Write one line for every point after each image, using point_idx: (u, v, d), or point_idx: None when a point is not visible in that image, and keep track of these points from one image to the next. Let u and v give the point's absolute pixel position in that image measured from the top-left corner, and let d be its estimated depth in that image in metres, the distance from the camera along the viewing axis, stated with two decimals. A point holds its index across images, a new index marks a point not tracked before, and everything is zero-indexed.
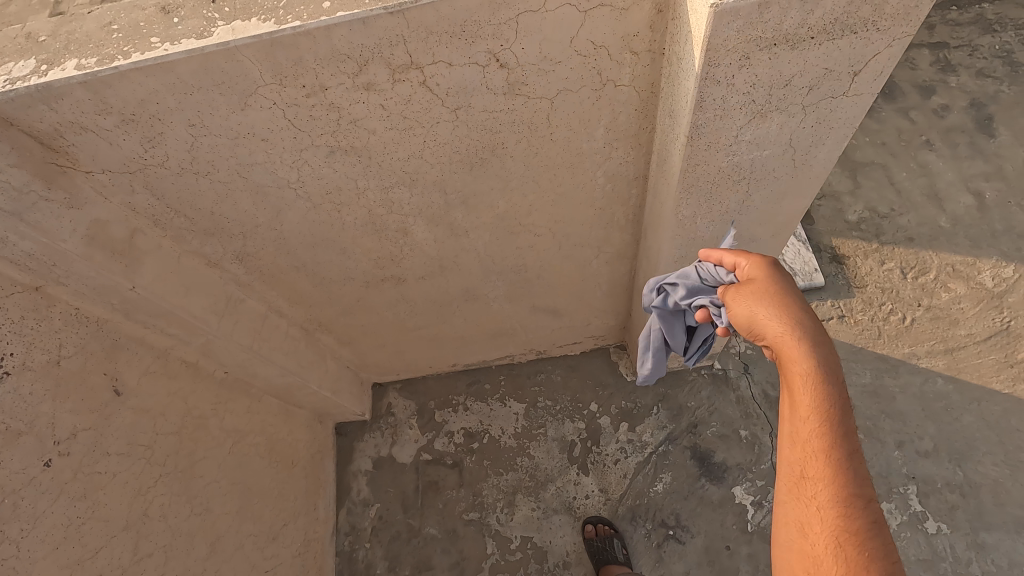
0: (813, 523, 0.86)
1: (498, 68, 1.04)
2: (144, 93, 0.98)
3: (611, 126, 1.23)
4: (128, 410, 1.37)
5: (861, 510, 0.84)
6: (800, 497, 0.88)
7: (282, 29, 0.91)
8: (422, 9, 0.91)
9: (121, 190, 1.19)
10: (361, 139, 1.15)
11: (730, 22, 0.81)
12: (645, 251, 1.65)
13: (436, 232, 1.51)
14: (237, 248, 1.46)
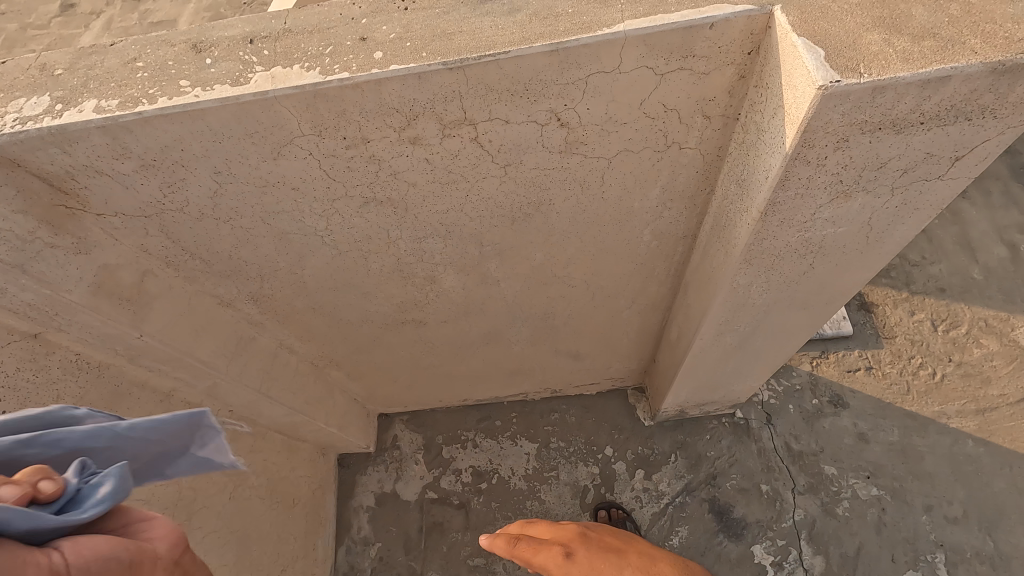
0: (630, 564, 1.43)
1: (558, 127, 0.95)
2: (169, 140, 0.88)
3: (667, 186, 1.13)
4: None
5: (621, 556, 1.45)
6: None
7: (328, 80, 0.82)
8: (486, 67, 0.82)
9: (133, 233, 1.09)
10: (400, 191, 1.06)
11: (837, 105, 0.73)
12: (683, 307, 1.55)
13: (466, 280, 1.40)
14: (253, 289, 1.35)
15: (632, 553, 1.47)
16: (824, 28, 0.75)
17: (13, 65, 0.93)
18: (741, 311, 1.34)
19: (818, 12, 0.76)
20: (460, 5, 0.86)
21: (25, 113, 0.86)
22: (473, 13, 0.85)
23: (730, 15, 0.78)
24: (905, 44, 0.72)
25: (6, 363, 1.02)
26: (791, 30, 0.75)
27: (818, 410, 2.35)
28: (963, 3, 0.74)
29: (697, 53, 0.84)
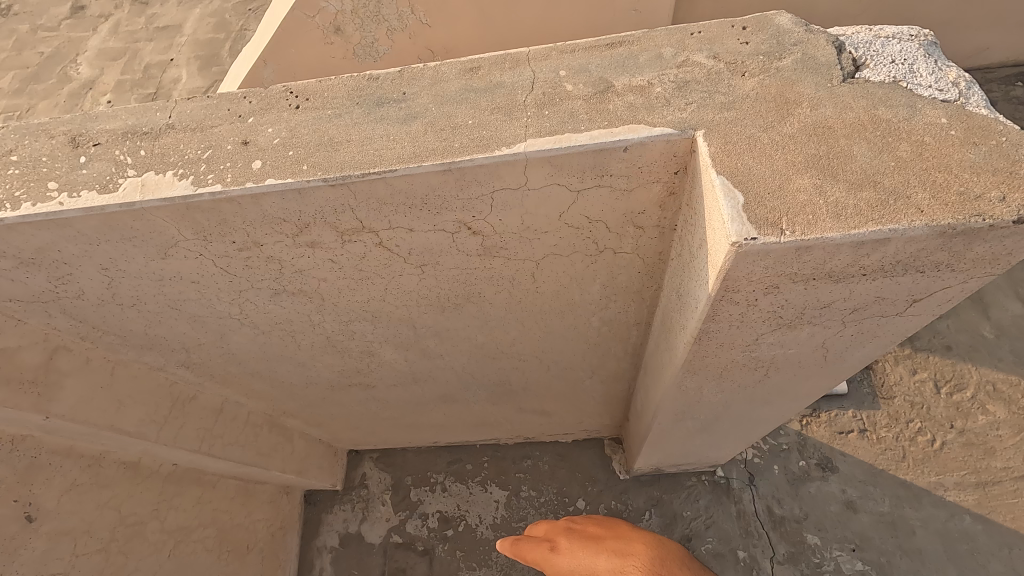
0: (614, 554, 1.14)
1: (470, 235, 0.85)
2: (41, 243, 0.82)
3: (608, 283, 1.03)
4: (40, 538, 1.22)
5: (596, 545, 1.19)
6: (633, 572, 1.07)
7: (198, 194, 0.74)
8: (372, 183, 0.73)
9: (35, 315, 1.04)
10: (310, 286, 0.98)
11: (756, 260, 0.62)
12: (645, 385, 1.45)
13: (406, 355, 1.32)
14: (181, 358, 1.29)
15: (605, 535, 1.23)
16: (747, 166, 0.64)
17: None
18: (697, 405, 1.24)
19: (744, 143, 0.65)
20: (354, 106, 0.78)
21: None
22: (366, 117, 0.76)
23: (645, 139, 0.68)
24: (839, 194, 0.61)
25: None
26: (710, 163, 0.65)
27: (805, 473, 2.21)
28: (915, 142, 0.63)
29: (614, 172, 0.74)
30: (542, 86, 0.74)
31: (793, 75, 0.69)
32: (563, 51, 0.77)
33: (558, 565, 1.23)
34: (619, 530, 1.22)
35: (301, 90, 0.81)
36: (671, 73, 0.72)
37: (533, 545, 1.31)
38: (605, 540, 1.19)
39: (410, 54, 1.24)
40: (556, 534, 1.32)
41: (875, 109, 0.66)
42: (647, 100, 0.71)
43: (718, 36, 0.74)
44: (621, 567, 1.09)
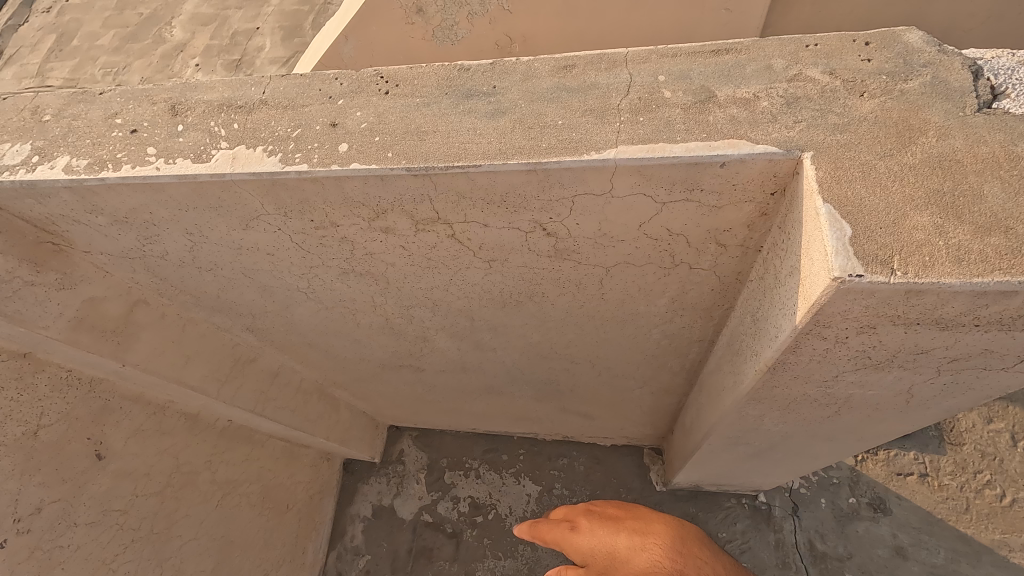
0: (636, 533, 1.04)
1: (543, 236, 0.84)
2: (136, 204, 0.86)
3: (677, 297, 0.99)
4: (107, 475, 1.31)
5: (620, 524, 1.09)
6: (650, 551, 0.98)
7: (285, 171, 0.75)
8: (454, 175, 0.72)
9: (121, 269, 1.09)
10: (378, 269, 0.99)
11: (857, 298, 0.58)
12: (698, 403, 1.40)
13: (459, 344, 1.32)
14: (248, 323, 1.34)
15: (626, 515, 1.11)
16: (859, 195, 0.59)
17: (11, 103, 0.93)
18: (753, 431, 1.18)
19: (857, 170, 0.60)
20: (442, 96, 0.77)
21: (5, 161, 0.86)
22: (454, 108, 0.75)
23: (745, 156, 0.64)
24: (964, 236, 0.55)
25: None
26: (817, 189, 0.60)
27: (854, 511, 2.10)
28: None
29: (705, 187, 0.70)
30: (638, 90, 0.71)
31: (919, 100, 0.64)
32: (664, 55, 0.73)
33: (578, 539, 1.12)
34: (641, 513, 1.11)
35: (391, 75, 0.81)
36: (781, 87, 0.68)
37: (552, 526, 1.20)
38: (624, 522, 1.09)
39: (488, 43, 1.07)
40: (578, 512, 1.21)
41: (1013, 145, 0.59)
42: (752, 114, 0.66)
43: (837, 51, 0.69)
44: (640, 545, 1.00)
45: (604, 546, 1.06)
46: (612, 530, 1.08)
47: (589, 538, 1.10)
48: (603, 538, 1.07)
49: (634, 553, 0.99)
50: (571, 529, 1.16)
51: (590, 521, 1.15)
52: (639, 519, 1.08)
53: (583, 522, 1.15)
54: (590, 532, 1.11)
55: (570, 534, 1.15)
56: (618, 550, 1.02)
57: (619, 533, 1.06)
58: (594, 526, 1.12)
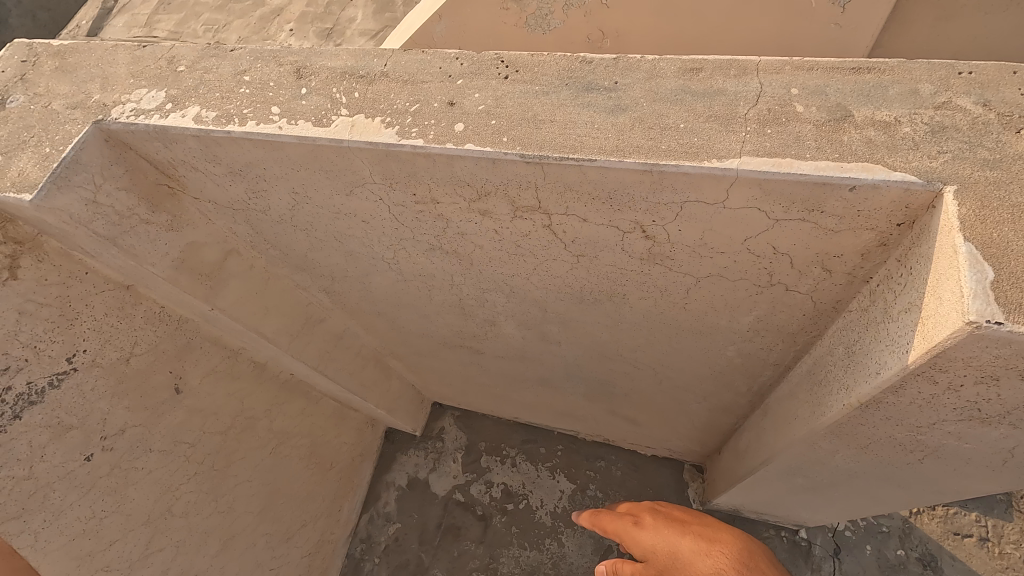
0: (699, 538, 1.08)
1: (641, 238, 0.82)
2: (253, 159, 0.90)
3: (763, 317, 0.96)
4: (181, 408, 1.39)
5: (685, 527, 1.14)
6: (710, 555, 1.02)
7: (401, 144, 0.77)
8: (567, 167, 0.72)
9: (223, 218, 1.15)
10: (465, 249, 1.00)
11: (989, 346, 0.54)
12: (759, 428, 1.36)
13: (525, 333, 1.33)
14: (325, 284, 1.39)
15: (692, 521, 1.16)
16: (1005, 238, 0.55)
17: (149, 51, 0.99)
18: (819, 465, 1.15)
19: (1005, 212, 0.57)
20: (562, 87, 0.77)
21: (141, 105, 0.92)
22: (573, 100, 0.75)
23: (880, 182, 0.61)
24: None
25: (97, 308, 1.14)
26: (958, 226, 0.57)
27: (901, 563, 2.00)
28: None
29: (827, 209, 0.67)
30: (767, 101, 0.69)
31: None
32: (799, 67, 0.71)
33: (643, 540, 1.17)
34: (707, 520, 1.15)
35: (512, 60, 0.81)
36: (927, 114, 0.64)
37: (622, 522, 1.27)
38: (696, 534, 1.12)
39: (579, 36, 1.04)
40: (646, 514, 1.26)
41: None
42: (892, 138, 0.63)
43: (993, 82, 0.65)
44: (703, 549, 1.04)
45: (666, 546, 1.11)
46: (676, 532, 1.13)
47: (654, 536, 1.16)
48: (667, 538, 1.13)
49: (695, 555, 1.04)
50: (637, 527, 1.22)
51: (657, 521, 1.21)
52: (705, 524, 1.12)
53: (648, 520, 1.22)
54: (653, 531, 1.18)
55: (636, 532, 1.21)
56: (680, 550, 1.07)
57: (683, 536, 1.11)
58: (660, 528, 1.18)
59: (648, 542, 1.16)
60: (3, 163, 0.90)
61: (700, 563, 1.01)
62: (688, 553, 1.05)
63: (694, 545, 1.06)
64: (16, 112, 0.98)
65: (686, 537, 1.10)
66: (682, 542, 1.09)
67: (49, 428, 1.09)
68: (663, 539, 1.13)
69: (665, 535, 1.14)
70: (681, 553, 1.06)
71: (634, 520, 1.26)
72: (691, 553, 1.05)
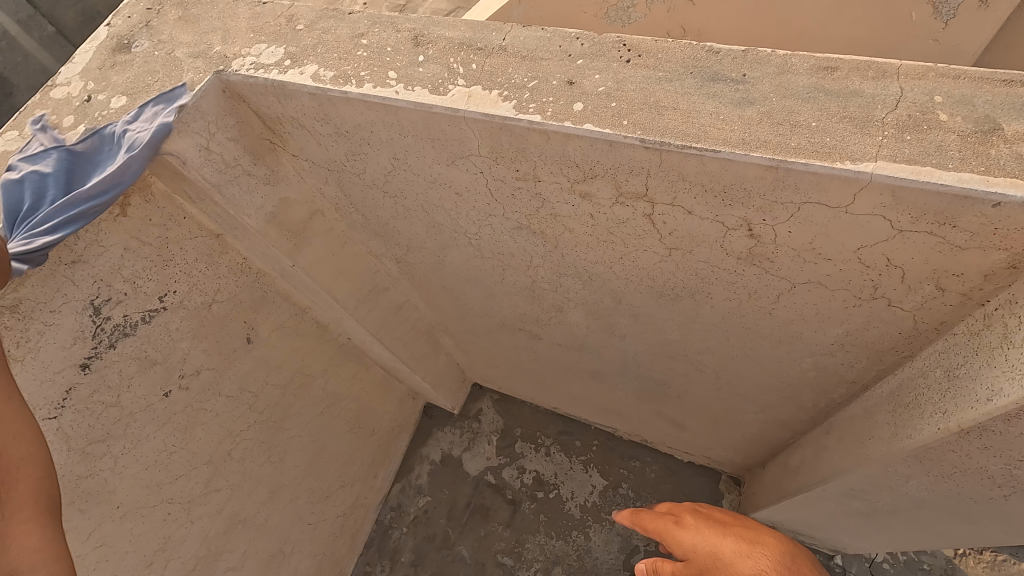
0: (742, 541, 1.05)
1: (745, 236, 0.81)
2: (363, 121, 0.92)
3: (853, 331, 0.94)
4: (250, 358, 1.44)
5: (726, 530, 1.10)
6: (756, 559, 0.99)
7: (518, 118, 0.77)
8: (687, 157, 0.72)
9: (316, 177, 1.18)
10: (553, 230, 1.00)
11: None
12: (820, 445, 1.33)
13: (591, 322, 1.33)
14: (398, 253, 1.41)
15: (734, 524, 1.13)
16: None
17: (269, 9, 1.02)
18: (884, 490, 1.12)
19: None
20: (686, 75, 0.76)
21: (260, 60, 0.95)
22: (698, 89, 0.74)
23: None
24: None
25: (190, 252, 1.18)
26: None
27: None
28: None
29: (959, 224, 0.65)
30: (907, 107, 0.67)
31: None
32: (943, 75, 0.68)
33: (679, 538, 1.15)
34: (750, 524, 1.12)
35: (635, 44, 0.80)
36: None
37: (658, 518, 1.25)
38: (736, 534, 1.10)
39: (660, 29, 1.17)
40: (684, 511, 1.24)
41: None
42: None
43: None
44: (747, 552, 1.01)
45: (706, 548, 1.08)
46: (717, 534, 1.10)
47: (692, 538, 1.13)
48: (707, 541, 1.10)
49: (738, 558, 1.01)
50: (673, 526, 1.19)
51: (695, 522, 1.18)
52: (749, 528, 1.09)
53: (686, 520, 1.19)
54: (691, 532, 1.14)
55: (672, 531, 1.18)
56: (722, 552, 1.04)
57: (723, 539, 1.08)
58: (698, 529, 1.15)
59: (686, 543, 1.13)
60: (130, 104, 0.96)
61: (745, 566, 0.98)
62: (732, 556, 1.02)
63: (738, 548, 1.03)
64: (140, 57, 1.02)
65: (728, 539, 1.07)
66: (723, 544, 1.06)
67: (137, 361, 1.14)
68: (703, 541, 1.10)
69: (704, 537, 1.11)
70: (723, 556, 1.03)
71: (669, 519, 1.23)
72: (735, 555, 1.02)
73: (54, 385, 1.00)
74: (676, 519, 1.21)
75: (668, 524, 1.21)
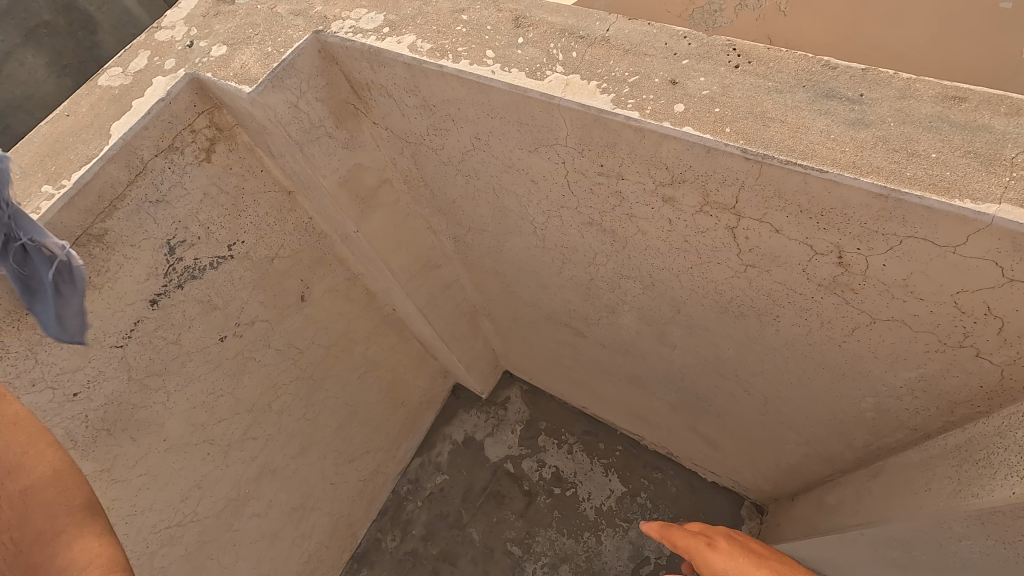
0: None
1: (832, 263, 0.78)
2: (453, 96, 0.91)
3: (928, 377, 0.89)
4: (301, 315, 1.47)
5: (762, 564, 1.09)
6: None
7: (615, 113, 0.76)
8: (789, 173, 0.69)
9: (391, 147, 1.19)
10: (625, 230, 0.99)
11: None
12: (863, 488, 1.28)
13: (642, 328, 1.31)
14: (458, 233, 1.41)
15: (769, 559, 1.12)
16: None
17: None
18: (930, 545, 1.07)
19: None
20: (798, 88, 0.73)
21: (360, 24, 0.95)
22: (809, 104, 0.71)
23: None
24: None
25: (261, 205, 1.21)
26: None
27: None
28: None
29: None
30: None
31: None
32: None
33: (716, 570, 1.10)
34: (782, 562, 1.12)
35: (746, 50, 0.77)
36: None
37: (686, 534, 1.17)
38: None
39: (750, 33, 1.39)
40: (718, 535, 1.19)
41: None
42: None
43: None
44: None
45: None
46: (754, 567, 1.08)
47: (724, 564, 1.10)
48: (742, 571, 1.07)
49: None
50: (705, 548, 1.14)
51: (725, 547, 1.14)
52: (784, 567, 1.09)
53: (718, 545, 1.15)
54: (725, 558, 1.11)
55: (701, 552, 1.13)
56: None
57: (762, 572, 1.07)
58: (731, 555, 1.12)
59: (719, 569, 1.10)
60: (230, 54, 0.98)
61: None
62: None
63: None
64: (242, 9, 1.04)
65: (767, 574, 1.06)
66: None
67: (201, 303, 1.17)
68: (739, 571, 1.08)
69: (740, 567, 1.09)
70: None
71: (698, 539, 1.16)
72: None
73: (124, 316, 1.03)
74: (706, 540, 1.15)
75: (697, 543, 1.15)
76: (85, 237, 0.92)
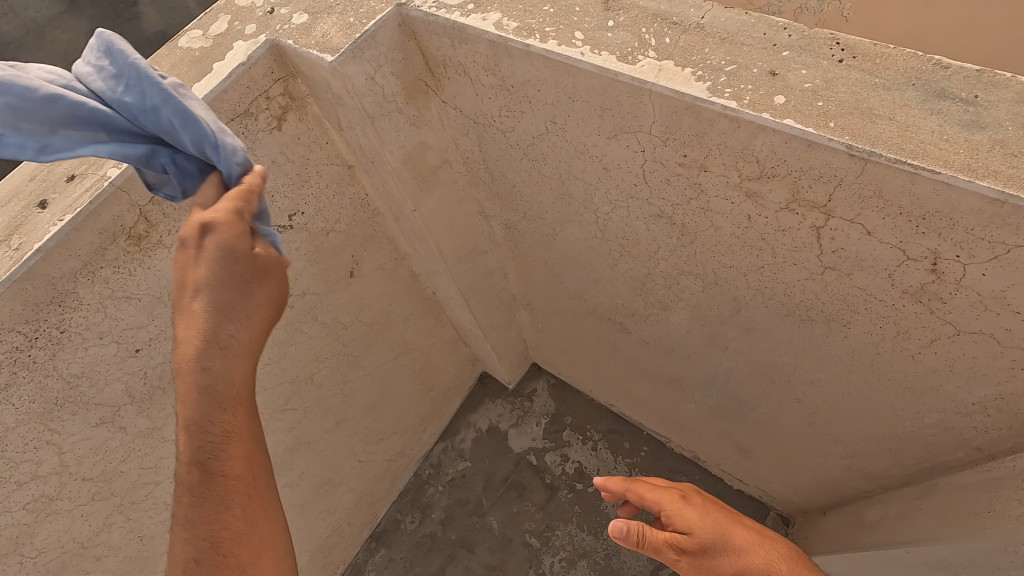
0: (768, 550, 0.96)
1: (924, 270, 0.76)
2: (535, 77, 0.90)
3: (1006, 395, 0.87)
4: (348, 291, 1.47)
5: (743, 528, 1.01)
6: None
7: (711, 101, 0.74)
8: (895, 173, 0.67)
9: (456, 127, 1.18)
10: (696, 224, 0.97)
11: None
12: (911, 506, 1.25)
13: (694, 327, 1.29)
14: (511, 219, 1.40)
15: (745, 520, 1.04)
16: None
17: None
18: None
19: None
20: (909, 86, 0.70)
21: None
22: (921, 102, 0.68)
23: None
24: None
25: (323, 178, 1.21)
26: None
27: None
28: None
29: None
30: None
31: None
32: None
33: (691, 528, 0.99)
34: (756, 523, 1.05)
35: (851, 44, 0.75)
36: None
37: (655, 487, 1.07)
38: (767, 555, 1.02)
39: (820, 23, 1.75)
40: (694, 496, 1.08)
41: None
42: None
43: None
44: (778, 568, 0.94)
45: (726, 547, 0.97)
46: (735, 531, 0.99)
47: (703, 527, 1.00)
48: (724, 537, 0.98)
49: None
50: (678, 505, 1.03)
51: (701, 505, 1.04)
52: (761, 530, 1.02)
53: (691, 500, 1.05)
54: (700, 518, 1.01)
55: (675, 512, 1.03)
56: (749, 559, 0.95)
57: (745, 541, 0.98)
58: (709, 517, 1.02)
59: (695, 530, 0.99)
60: (311, 23, 0.97)
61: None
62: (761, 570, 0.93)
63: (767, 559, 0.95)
64: None
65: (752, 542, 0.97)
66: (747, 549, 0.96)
67: None
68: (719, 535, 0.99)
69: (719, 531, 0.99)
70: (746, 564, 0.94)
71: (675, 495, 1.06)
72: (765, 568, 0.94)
73: None
74: (683, 500, 1.05)
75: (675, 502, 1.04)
76: (161, 195, 0.92)
